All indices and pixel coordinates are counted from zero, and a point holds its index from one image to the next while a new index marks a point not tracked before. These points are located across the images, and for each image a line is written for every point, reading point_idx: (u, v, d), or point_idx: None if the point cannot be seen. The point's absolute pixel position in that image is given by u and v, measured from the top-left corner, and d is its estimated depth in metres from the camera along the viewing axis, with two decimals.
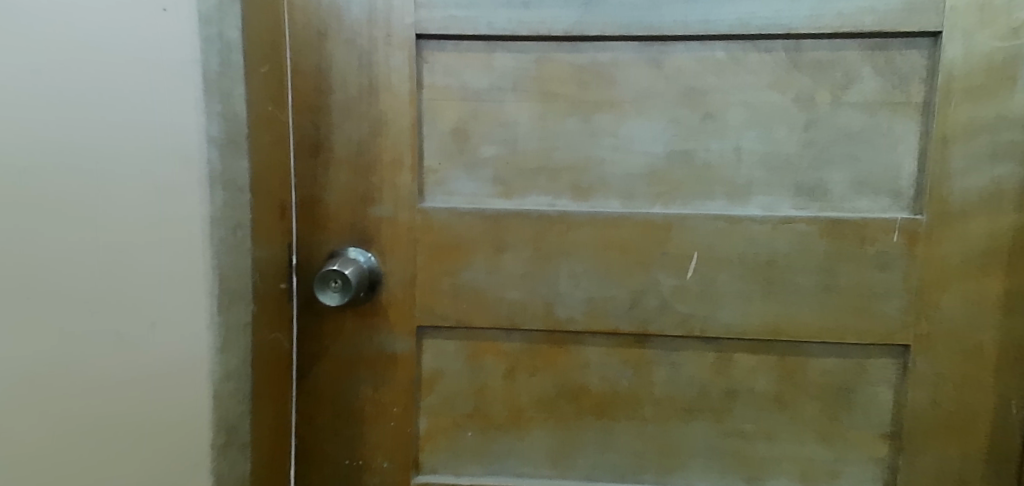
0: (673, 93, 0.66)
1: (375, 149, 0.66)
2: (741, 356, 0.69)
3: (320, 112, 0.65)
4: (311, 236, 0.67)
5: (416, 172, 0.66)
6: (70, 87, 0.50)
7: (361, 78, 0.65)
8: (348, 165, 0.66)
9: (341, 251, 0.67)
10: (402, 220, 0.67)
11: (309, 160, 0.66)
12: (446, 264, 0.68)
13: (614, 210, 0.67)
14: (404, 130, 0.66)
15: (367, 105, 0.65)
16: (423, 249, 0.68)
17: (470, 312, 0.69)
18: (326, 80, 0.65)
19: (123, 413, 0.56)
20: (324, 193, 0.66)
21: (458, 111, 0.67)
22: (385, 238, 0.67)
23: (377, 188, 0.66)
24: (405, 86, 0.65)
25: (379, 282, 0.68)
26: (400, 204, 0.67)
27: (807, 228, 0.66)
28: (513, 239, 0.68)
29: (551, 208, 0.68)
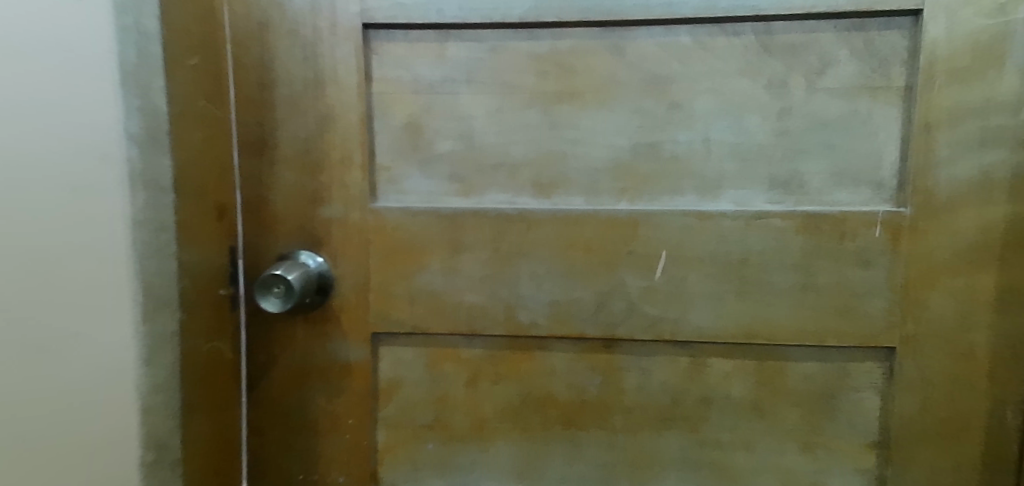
0: (636, 81, 0.63)
1: (323, 146, 0.62)
2: (715, 360, 0.65)
3: (263, 107, 0.62)
4: (257, 239, 0.63)
5: (366, 170, 0.63)
6: (18, 97, 0.51)
7: (305, 71, 0.61)
8: (294, 164, 0.62)
9: (289, 254, 0.63)
10: (353, 221, 0.63)
11: (251, 158, 0.62)
12: (401, 267, 0.64)
13: (577, 207, 0.63)
14: (352, 125, 0.62)
15: (313, 100, 0.62)
16: (377, 251, 0.64)
17: (428, 317, 0.65)
18: (270, 73, 0.61)
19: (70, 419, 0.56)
20: (269, 194, 0.63)
21: (411, 105, 0.63)
22: (336, 240, 0.64)
23: (326, 188, 0.63)
24: (352, 78, 0.61)
25: (329, 287, 0.64)
26: (350, 204, 0.63)
27: (782, 224, 0.62)
28: (471, 240, 0.64)
29: (511, 207, 0.64)
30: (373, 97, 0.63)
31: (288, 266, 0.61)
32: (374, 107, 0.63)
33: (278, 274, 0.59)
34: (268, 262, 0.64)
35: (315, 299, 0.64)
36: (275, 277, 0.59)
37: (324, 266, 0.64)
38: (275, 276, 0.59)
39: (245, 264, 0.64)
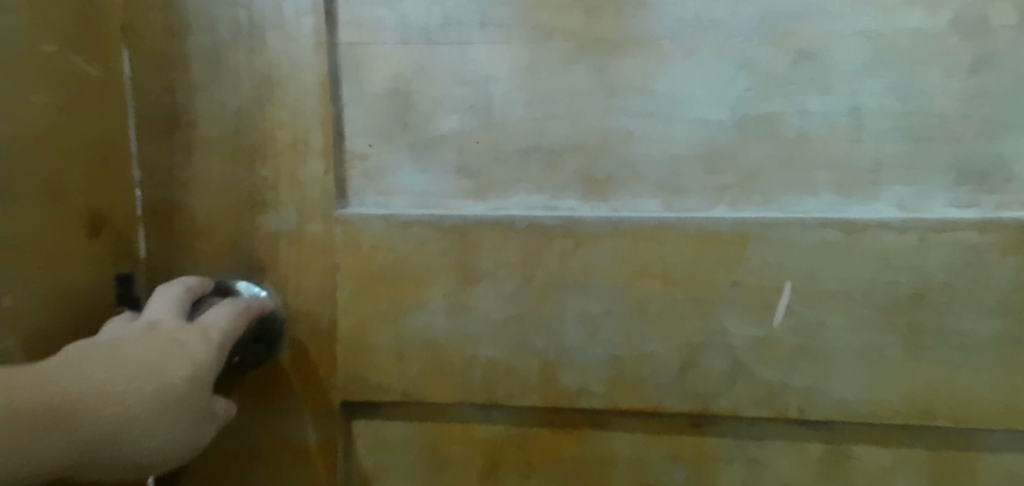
0: (742, 18, 0.40)
1: (264, 125, 0.42)
2: (865, 450, 0.42)
3: (176, 66, 0.42)
4: (172, 259, 0.44)
5: (329, 160, 0.42)
6: None
7: (236, 11, 0.41)
8: (223, 150, 0.42)
9: (221, 285, 0.43)
10: (311, 236, 0.43)
11: (162, 142, 0.42)
12: (382, 304, 0.43)
13: (650, 214, 0.41)
14: (309, 91, 0.42)
15: (248, 54, 0.41)
16: (347, 281, 0.43)
17: (423, 380, 0.43)
18: (183, 16, 0.41)
19: None
20: (189, 195, 0.43)
21: (397, 62, 0.42)
22: (287, 264, 0.43)
23: (270, 185, 0.43)
24: (307, 20, 0.41)
25: (278, 333, 0.44)
26: (306, 210, 0.43)
27: (982, 240, 0.39)
28: (488, 263, 0.42)
29: (548, 213, 0.42)
30: (338, 52, 0.42)
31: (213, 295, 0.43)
32: (341, 66, 0.42)
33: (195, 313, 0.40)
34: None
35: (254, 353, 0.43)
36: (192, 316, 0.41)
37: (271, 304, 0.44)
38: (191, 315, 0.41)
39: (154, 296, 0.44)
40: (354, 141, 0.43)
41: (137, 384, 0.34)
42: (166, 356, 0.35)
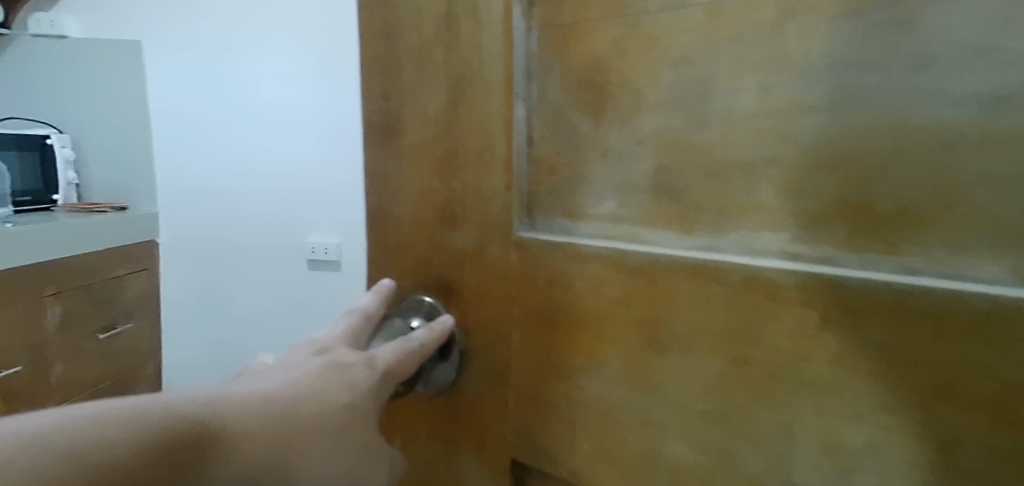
0: None
1: (454, 128, 0.37)
2: None
3: (391, 71, 0.40)
4: (382, 270, 0.43)
5: (511, 171, 0.35)
6: (276, 200, 1.76)
7: (438, 3, 0.37)
8: (423, 158, 0.39)
9: (421, 307, 0.41)
10: (491, 260, 0.37)
11: (380, 150, 0.41)
12: (555, 350, 0.34)
13: (970, 287, 0.22)
14: (495, 88, 0.35)
15: (444, 48, 0.37)
16: (520, 317, 0.36)
17: (595, 462, 0.33)
18: (398, 15, 0.39)
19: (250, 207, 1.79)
20: (395, 205, 0.41)
21: (590, 44, 0.32)
22: (471, 289, 0.38)
23: (459, 198, 0.38)
24: (498, 2, 0.34)
25: (463, 363, 0.39)
26: (488, 232, 0.37)
27: None
28: (681, 325, 0.29)
29: (776, 262, 0.26)
30: (532, 38, 0.34)
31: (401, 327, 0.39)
32: (537, 55, 0.34)
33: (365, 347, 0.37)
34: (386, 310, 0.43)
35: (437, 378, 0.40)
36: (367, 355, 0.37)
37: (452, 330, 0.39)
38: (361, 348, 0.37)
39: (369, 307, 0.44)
40: (546, 148, 0.34)
41: (302, 406, 0.30)
42: (335, 378, 0.32)
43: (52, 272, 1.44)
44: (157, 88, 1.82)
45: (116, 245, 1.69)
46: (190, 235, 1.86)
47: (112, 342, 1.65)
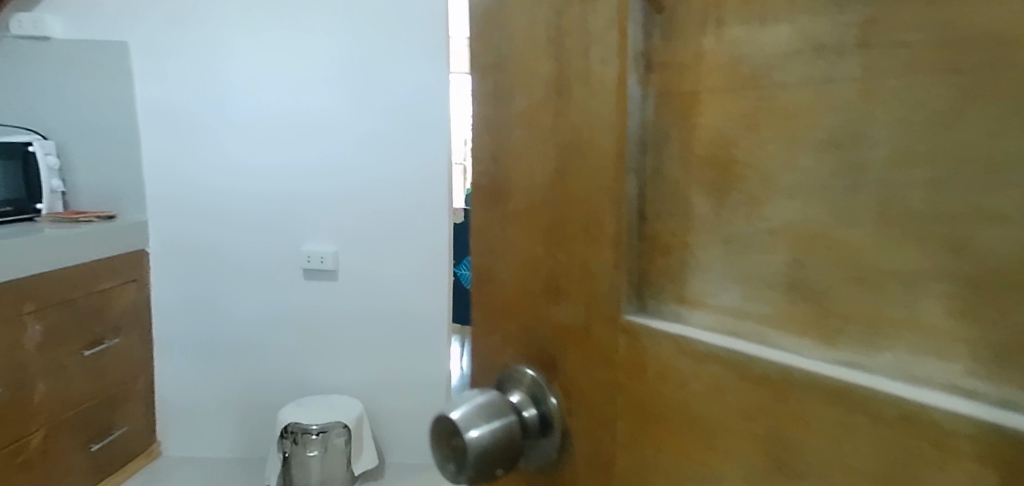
0: None
1: (557, 194, 0.32)
2: None
3: (498, 133, 0.35)
4: (483, 337, 0.39)
5: (620, 252, 0.30)
6: (301, 202, 2.06)
7: (547, 64, 0.32)
8: (526, 224, 0.34)
9: (516, 379, 0.36)
10: (595, 343, 0.32)
11: (485, 214, 0.37)
12: (666, 455, 0.29)
13: None
14: (602, 156, 0.30)
15: (546, 111, 0.32)
16: (625, 409, 0.31)
17: None
18: (507, 75, 0.34)
19: (287, 211, 2.07)
20: (497, 270, 0.37)
21: (724, 121, 0.27)
22: (571, 371, 0.33)
23: (561, 271, 0.33)
24: (613, 67, 0.29)
25: (564, 447, 0.34)
26: (591, 310, 0.32)
27: None
28: (821, 456, 0.24)
29: (952, 401, 0.21)
30: (648, 107, 0.29)
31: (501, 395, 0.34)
32: (653, 125, 0.29)
33: (458, 416, 0.32)
34: (488, 382, 0.39)
35: (541, 451, 0.35)
36: (462, 425, 0.32)
37: (548, 401, 0.34)
38: (454, 420, 0.32)
39: (480, 380, 0.40)
40: (660, 228, 0.29)
41: None
42: None
43: (32, 291, 1.64)
44: (142, 93, 2.01)
45: (104, 260, 1.90)
46: (182, 246, 2.10)
47: (98, 356, 1.89)
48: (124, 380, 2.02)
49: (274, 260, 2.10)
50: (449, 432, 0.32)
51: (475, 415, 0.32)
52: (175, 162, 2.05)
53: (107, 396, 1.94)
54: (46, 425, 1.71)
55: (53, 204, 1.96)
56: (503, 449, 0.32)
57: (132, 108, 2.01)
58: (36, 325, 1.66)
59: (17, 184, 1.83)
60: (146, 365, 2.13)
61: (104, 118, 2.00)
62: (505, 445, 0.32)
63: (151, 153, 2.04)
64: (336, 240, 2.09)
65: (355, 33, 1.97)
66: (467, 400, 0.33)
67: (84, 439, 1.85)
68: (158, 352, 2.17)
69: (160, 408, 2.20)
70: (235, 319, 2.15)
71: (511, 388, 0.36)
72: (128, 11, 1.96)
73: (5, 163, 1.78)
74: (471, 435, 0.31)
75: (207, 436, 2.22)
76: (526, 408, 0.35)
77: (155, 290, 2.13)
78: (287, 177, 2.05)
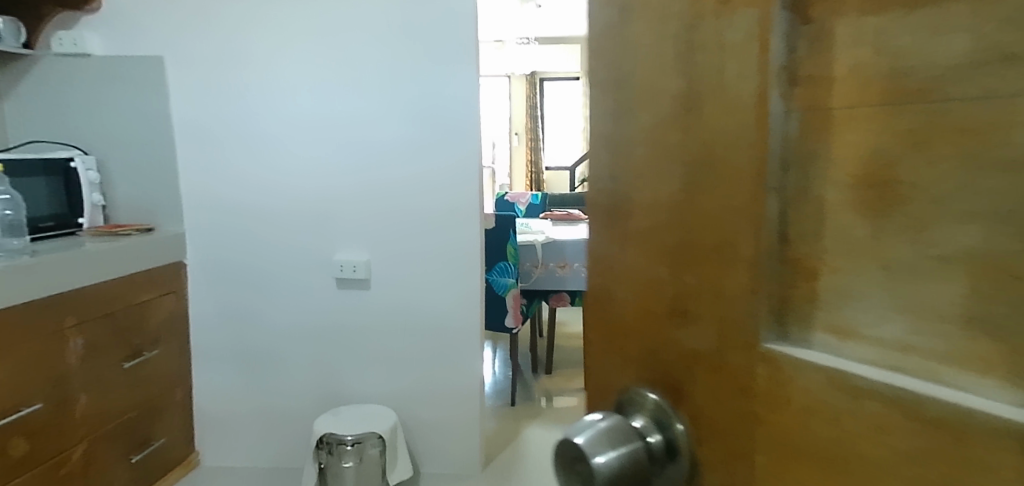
0: None
1: (691, 213, 0.30)
2: None
3: (618, 151, 0.33)
4: (599, 358, 0.37)
5: (758, 274, 0.28)
6: (335, 211, 2.06)
7: (677, 80, 0.30)
8: (649, 243, 0.32)
9: (637, 402, 0.34)
10: (729, 370, 0.29)
11: (604, 232, 0.35)
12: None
13: None
14: (744, 173, 0.27)
15: (679, 129, 0.30)
16: (764, 444, 0.28)
17: None
18: (630, 92, 0.32)
19: (323, 219, 2.07)
20: (615, 290, 0.35)
21: (886, 135, 0.24)
22: (703, 402, 0.31)
23: (693, 294, 0.30)
24: (751, 82, 0.27)
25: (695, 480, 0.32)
26: (723, 335, 0.29)
27: None
28: None
29: None
30: (791, 124, 0.26)
31: (625, 419, 0.32)
32: (796, 143, 0.27)
33: (583, 441, 0.31)
34: (607, 405, 0.37)
35: (666, 483, 0.32)
36: (588, 451, 0.30)
37: (674, 427, 0.32)
38: (578, 445, 0.31)
39: (594, 400, 0.38)
40: (804, 251, 0.27)
41: None
42: None
43: (73, 306, 1.66)
44: (178, 107, 2.03)
45: (144, 272, 1.93)
46: (220, 256, 2.12)
47: (138, 367, 1.91)
48: (163, 392, 2.04)
49: (309, 268, 2.11)
50: (573, 458, 0.31)
51: (599, 441, 0.31)
52: (211, 175, 2.07)
53: (148, 407, 1.96)
54: (87, 437, 1.72)
55: (94, 218, 1.99)
56: (632, 478, 0.30)
57: (169, 121, 2.03)
58: (77, 339, 1.67)
59: (60, 199, 1.86)
60: (185, 375, 2.15)
61: (143, 132, 2.03)
62: (635, 473, 0.30)
63: (188, 165, 2.06)
64: (369, 249, 2.08)
65: (385, 42, 1.97)
66: (589, 425, 0.32)
67: (124, 450, 1.86)
68: (196, 363, 2.19)
69: (199, 417, 2.22)
70: (270, 328, 2.15)
71: (633, 412, 0.34)
72: (164, 27, 1.99)
73: (48, 179, 1.81)
74: (596, 461, 0.30)
75: (245, 445, 2.23)
76: (651, 433, 0.33)
77: (194, 303, 2.15)
78: (320, 187, 2.05)
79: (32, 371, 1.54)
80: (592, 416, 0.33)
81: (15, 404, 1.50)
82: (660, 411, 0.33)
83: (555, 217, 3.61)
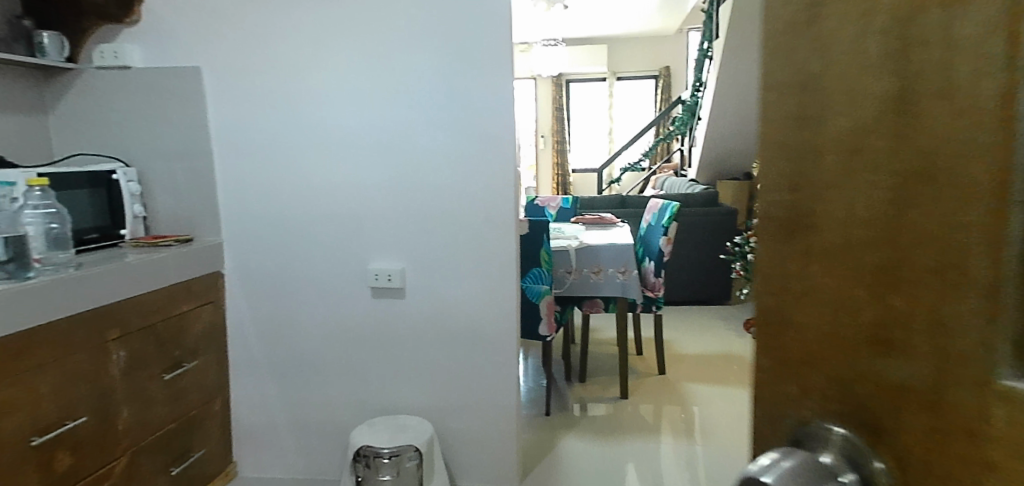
0: None
1: (900, 223, 0.26)
2: None
3: (801, 161, 0.30)
4: (773, 387, 0.34)
5: (999, 305, 0.23)
6: (372, 219, 2.04)
7: (881, 81, 0.27)
8: (841, 263, 0.29)
9: (815, 435, 0.31)
10: (953, 410, 0.26)
11: (778, 248, 0.32)
12: None
13: None
14: (977, 188, 0.23)
15: (886, 133, 0.26)
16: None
17: None
18: (818, 95, 0.29)
19: (359, 228, 2.05)
20: (792, 314, 0.32)
21: None
22: (919, 447, 0.27)
23: (901, 324, 0.27)
24: (994, 81, 0.23)
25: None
26: (948, 367, 0.25)
27: None
28: None
29: None
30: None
31: (809, 456, 0.29)
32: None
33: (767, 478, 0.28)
34: (777, 440, 0.34)
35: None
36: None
37: (870, 464, 0.29)
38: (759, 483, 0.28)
39: (765, 432, 0.35)
40: None
41: None
42: None
43: (115, 318, 1.65)
44: (216, 116, 2.03)
45: (183, 283, 1.93)
46: (257, 266, 2.11)
47: (178, 379, 1.90)
48: (203, 403, 2.04)
49: (345, 277, 2.09)
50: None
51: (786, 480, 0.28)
52: (248, 184, 2.06)
53: (187, 418, 1.95)
54: (130, 450, 1.72)
55: (135, 229, 2.00)
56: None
57: (207, 131, 2.04)
58: (120, 351, 1.67)
59: (102, 211, 1.87)
60: (223, 386, 2.15)
61: (183, 143, 2.04)
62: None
63: (225, 175, 2.06)
64: (406, 257, 2.06)
65: (419, 49, 1.94)
66: (768, 465, 0.29)
67: (165, 462, 1.85)
68: (233, 374, 2.18)
69: (235, 428, 2.21)
70: (307, 338, 2.14)
71: (816, 447, 0.31)
72: (202, 37, 1.99)
73: (91, 191, 1.82)
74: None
75: (282, 457, 2.21)
76: (842, 473, 0.29)
77: (231, 313, 2.15)
78: (355, 196, 2.03)
79: (77, 384, 1.54)
80: (764, 454, 0.30)
81: (61, 418, 1.50)
82: (858, 437, 0.29)
83: (586, 222, 3.56)
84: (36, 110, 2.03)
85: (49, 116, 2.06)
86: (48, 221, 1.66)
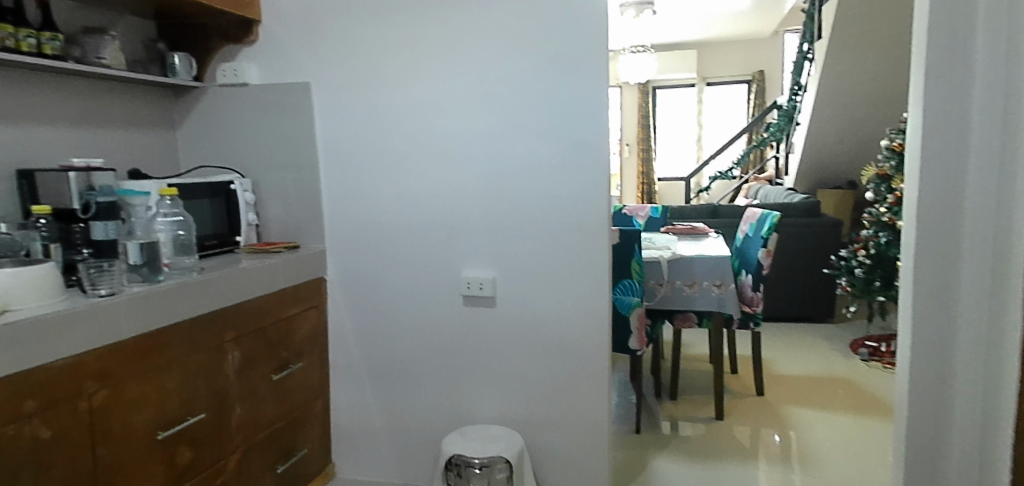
0: None
1: None
2: None
3: None
4: None
5: None
6: (467, 228, 2.06)
7: None
8: None
9: None
10: None
11: None
12: None
13: None
14: None
15: None
16: None
17: None
18: None
19: (455, 236, 2.08)
20: None
21: None
22: None
23: None
24: None
25: None
26: None
27: None
28: None
29: None
30: None
31: None
32: None
33: None
34: None
35: None
36: None
37: None
38: None
39: None
40: None
41: None
42: None
43: (232, 320, 1.75)
44: (323, 128, 2.12)
45: (291, 288, 2.02)
46: (357, 272, 2.18)
47: (284, 379, 1.99)
48: (306, 404, 2.13)
49: (440, 285, 2.12)
50: None
51: None
52: (350, 193, 2.13)
53: (292, 418, 2.04)
54: (242, 446, 1.81)
55: (249, 236, 2.12)
56: None
57: (314, 143, 2.13)
58: (235, 351, 1.77)
59: (221, 219, 1.99)
60: (323, 388, 2.24)
61: (292, 155, 2.15)
62: None
63: (329, 184, 2.14)
64: (499, 267, 2.06)
65: (517, 58, 1.94)
66: None
67: (272, 460, 1.94)
68: (334, 377, 2.26)
69: (335, 430, 2.29)
70: (402, 344, 2.18)
71: None
72: (312, 54, 2.09)
73: (211, 200, 1.95)
74: None
75: (377, 460, 2.27)
76: None
77: (332, 316, 2.23)
78: (452, 205, 2.06)
79: (197, 381, 1.63)
80: None
81: (183, 413, 1.59)
82: None
83: (678, 232, 3.46)
84: (166, 126, 2.20)
85: (177, 131, 2.24)
86: (174, 228, 1.78)
